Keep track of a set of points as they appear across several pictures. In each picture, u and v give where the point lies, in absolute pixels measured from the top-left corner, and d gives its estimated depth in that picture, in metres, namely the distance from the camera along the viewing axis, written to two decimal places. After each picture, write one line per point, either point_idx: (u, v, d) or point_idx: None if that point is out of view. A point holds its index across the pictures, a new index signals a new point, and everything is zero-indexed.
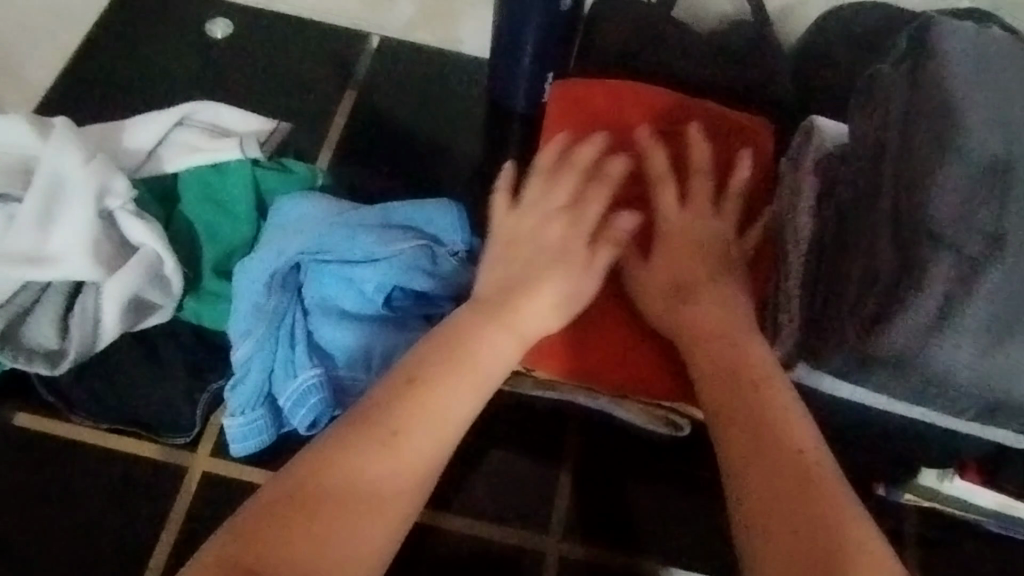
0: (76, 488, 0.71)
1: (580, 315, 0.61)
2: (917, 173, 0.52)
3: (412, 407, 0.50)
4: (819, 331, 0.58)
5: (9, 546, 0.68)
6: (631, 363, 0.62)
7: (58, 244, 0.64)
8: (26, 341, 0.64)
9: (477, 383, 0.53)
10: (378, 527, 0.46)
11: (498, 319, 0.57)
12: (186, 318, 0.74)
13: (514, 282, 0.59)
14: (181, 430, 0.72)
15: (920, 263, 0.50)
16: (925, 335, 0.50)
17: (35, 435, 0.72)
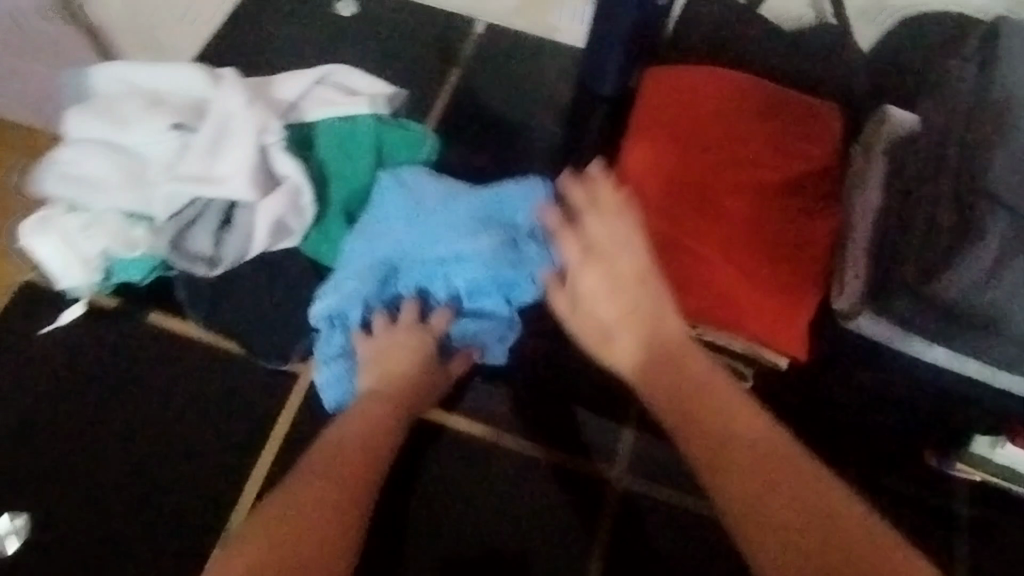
0: (208, 381, 0.84)
1: (675, 259, 0.68)
2: (982, 143, 0.61)
3: (389, 377, 0.73)
4: (881, 283, 0.64)
5: (153, 423, 0.82)
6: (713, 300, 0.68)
7: (223, 169, 0.74)
8: (190, 248, 0.75)
9: (421, 353, 0.74)
10: (360, 492, 0.65)
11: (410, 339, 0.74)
12: (307, 252, 0.83)
13: (396, 367, 0.73)
14: (299, 342, 0.84)
15: (978, 216, 0.58)
16: (981, 277, 0.58)
17: (179, 341, 0.85)
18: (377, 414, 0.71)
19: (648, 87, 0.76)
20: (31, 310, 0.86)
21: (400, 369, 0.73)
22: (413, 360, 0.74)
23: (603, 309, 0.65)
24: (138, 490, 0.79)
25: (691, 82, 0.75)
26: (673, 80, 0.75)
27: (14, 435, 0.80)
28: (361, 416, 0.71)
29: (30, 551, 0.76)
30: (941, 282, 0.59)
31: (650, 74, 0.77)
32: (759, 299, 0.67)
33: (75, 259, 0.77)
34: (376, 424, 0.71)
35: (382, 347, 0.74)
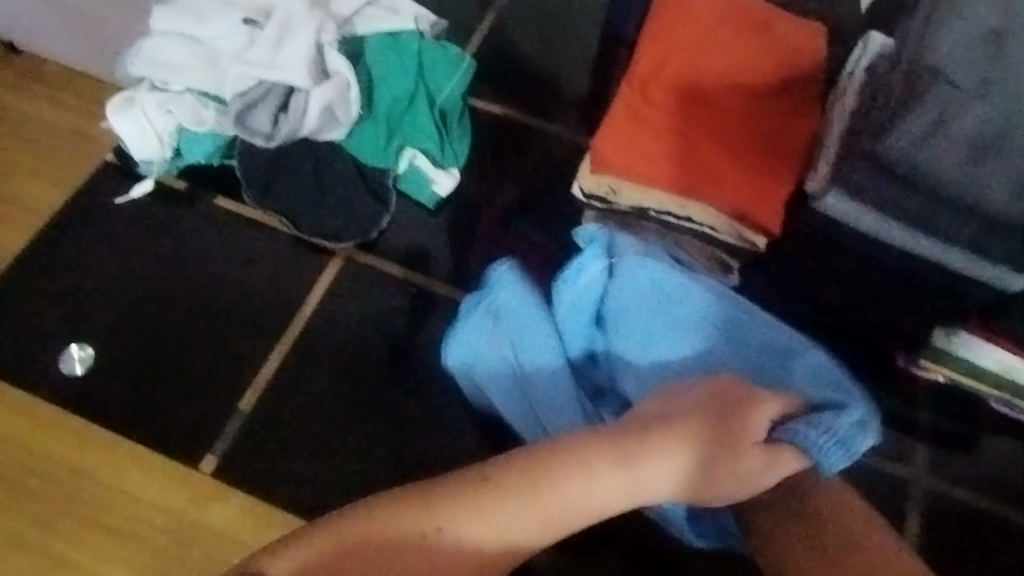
0: (256, 255, 0.96)
1: (669, 146, 0.81)
2: (939, 27, 0.68)
3: (465, 500, 0.63)
4: (845, 163, 0.75)
5: (207, 286, 0.94)
6: (697, 181, 0.81)
7: (283, 59, 0.87)
8: (252, 124, 0.88)
9: (537, 517, 0.64)
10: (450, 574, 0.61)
11: (523, 505, 0.64)
12: (348, 149, 0.95)
13: (493, 500, 0.64)
14: (342, 233, 0.95)
15: (925, 86, 0.67)
16: (923, 134, 0.67)
17: (235, 217, 0.97)
18: (495, 511, 0.63)
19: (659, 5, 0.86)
20: (109, 182, 0.98)
21: (501, 491, 0.64)
22: (533, 523, 0.64)
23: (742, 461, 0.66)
24: (195, 338, 0.92)
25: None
26: None
27: (91, 286, 0.93)
28: (503, 504, 0.63)
29: (105, 381, 0.89)
30: (887, 140, 0.69)
31: None
32: (737, 180, 0.80)
33: (151, 134, 0.90)
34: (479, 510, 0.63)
35: (502, 508, 0.63)
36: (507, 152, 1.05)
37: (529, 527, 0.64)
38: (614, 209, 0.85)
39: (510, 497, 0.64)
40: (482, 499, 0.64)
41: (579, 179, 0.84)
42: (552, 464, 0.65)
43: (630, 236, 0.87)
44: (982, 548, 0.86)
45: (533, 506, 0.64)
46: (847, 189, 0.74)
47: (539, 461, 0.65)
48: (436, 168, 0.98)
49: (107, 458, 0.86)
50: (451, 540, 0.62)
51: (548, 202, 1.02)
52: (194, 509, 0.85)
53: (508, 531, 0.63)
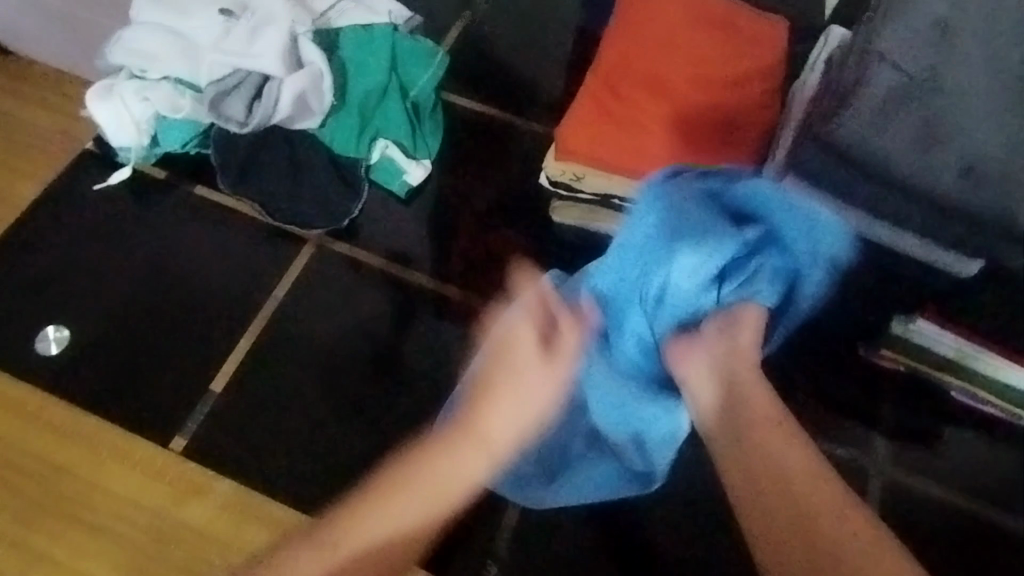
0: (229, 242, 0.97)
1: (631, 134, 0.83)
2: (885, 18, 0.71)
3: (410, 472, 0.66)
4: (797, 150, 0.77)
5: (181, 271, 0.96)
6: (658, 168, 0.82)
7: (258, 49, 0.89)
8: (226, 112, 0.90)
9: (482, 451, 0.68)
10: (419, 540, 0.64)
11: (471, 443, 0.68)
12: (322, 139, 0.96)
13: (447, 476, 0.66)
14: (315, 221, 0.97)
15: (872, 73, 0.70)
16: (872, 118, 0.70)
17: (210, 204, 0.99)
18: (440, 477, 0.66)
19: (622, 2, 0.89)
20: (89, 169, 1.00)
21: (425, 465, 0.66)
22: (473, 477, 0.67)
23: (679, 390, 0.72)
24: (168, 322, 0.93)
25: None
26: None
27: (69, 270, 0.95)
28: (440, 469, 0.66)
29: (79, 362, 0.90)
30: (837, 124, 0.71)
31: None
32: (698, 167, 0.82)
33: (129, 120, 0.92)
34: (436, 480, 0.65)
35: (452, 461, 0.67)
36: (480, 145, 1.07)
37: (467, 483, 0.67)
38: (579, 196, 0.88)
39: (452, 453, 0.67)
40: (406, 486, 0.64)
41: (545, 164, 0.87)
42: (485, 405, 0.70)
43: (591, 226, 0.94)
44: (940, 536, 0.87)
45: (473, 446, 0.68)
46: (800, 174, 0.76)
47: (465, 421, 0.70)
48: (407, 158, 0.99)
49: (88, 455, 0.83)
50: (413, 506, 0.64)
51: (519, 194, 1.03)
52: (171, 507, 0.81)
53: (460, 481, 0.66)
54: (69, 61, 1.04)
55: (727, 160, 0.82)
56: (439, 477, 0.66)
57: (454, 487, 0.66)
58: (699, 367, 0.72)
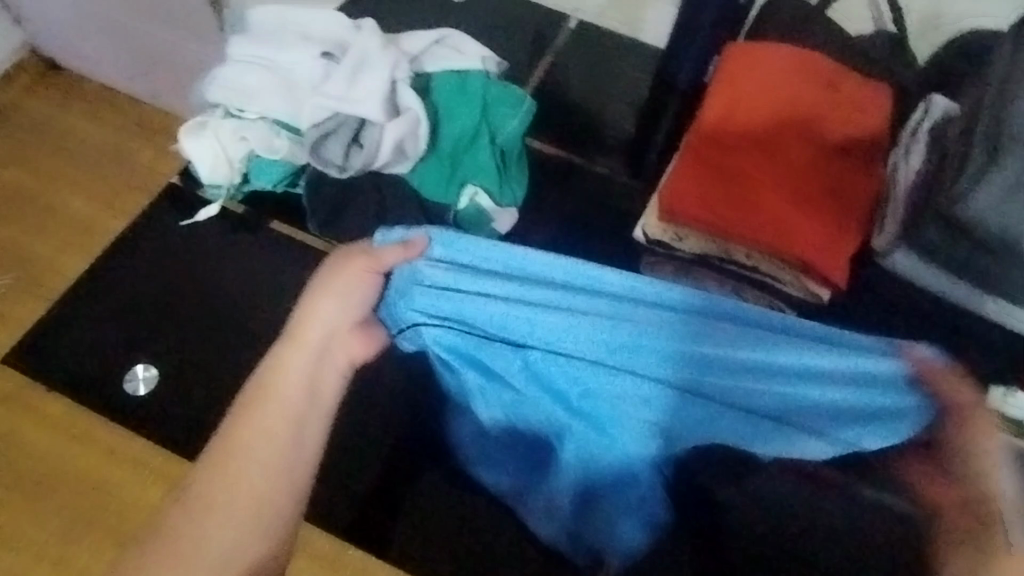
0: (315, 282, 0.97)
1: (739, 196, 0.82)
2: (1012, 98, 0.70)
3: (217, 451, 0.59)
4: (913, 223, 0.78)
5: (265, 311, 0.95)
6: (765, 230, 0.81)
7: (359, 92, 0.89)
8: (324, 155, 0.89)
9: (268, 443, 0.59)
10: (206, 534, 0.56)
11: (257, 402, 0.61)
12: (412, 183, 0.96)
13: (229, 461, 0.59)
14: None
15: (1003, 153, 0.67)
16: (1000, 200, 0.67)
17: (299, 244, 0.99)
18: (239, 480, 0.58)
19: (725, 64, 0.89)
20: (177, 205, 1.00)
21: (235, 450, 0.59)
22: (263, 468, 0.59)
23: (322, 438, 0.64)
24: (251, 362, 0.92)
25: (764, 57, 0.88)
26: (749, 54, 0.88)
27: (157, 307, 0.94)
28: (244, 458, 0.59)
29: (167, 403, 0.89)
30: (964, 204, 0.69)
31: (731, 48, 0.90)
32: (805, 231, 0.81)
33: (223, 159, 0.92)
34: (236, 458, 0.59)
35: (235, 455, 0.59)
36: (562, 192, 1.06)
37: (252, 500, 0.58)
38: (676, 254, 0.88)
39: (265, 412, 0.60)
40: (225, 463, 0.59)
41: (645, 220, 0.88)
42: (273, 376, 0.62)
43: (686, 282, 0.90)
44: None
45: (271, 404, 0.61)
46: (914, 247, 0.78)
47: (265, 381, 0.62)
48: (495, 206, 0.99)
49: (140, 480, 0.86)
50: (250, 494, 0.58)
51: (603, 242, 1.02)
52: None
53: (243, 486, 0.58)
54: (127, 82, 1.06)
55: (837, 226, 0.81)
56: (226, 471, 0.58)
57: (237, 501, 0.58)
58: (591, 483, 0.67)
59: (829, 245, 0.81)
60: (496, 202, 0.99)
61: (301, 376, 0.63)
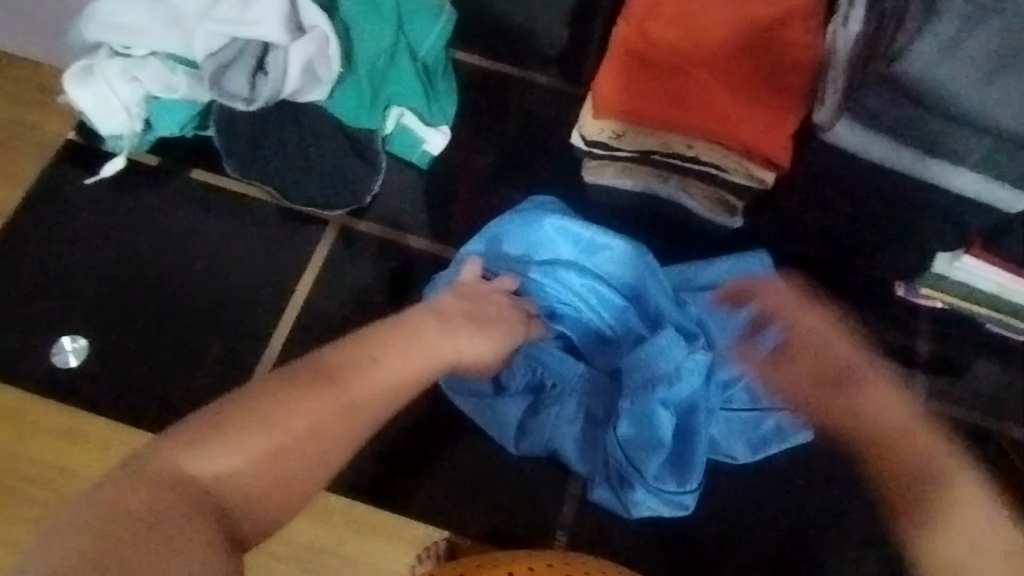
0: (243, 227, 0.91)
1: (672, 85, 0.79)
2: None
3: (375, 348, 0.65)
4: (854, 90, 0.74)
5: (194, 265, 0.90)
6: (700, 117, 0.79)
7: (255, 14, 0.80)
8: (228, 87, 0.83)
9: (414, 370, 0.67)
10: (342, 422, 0.60)
11: (416, 330, 0.69)
12: (332, 112, 0.88)
13: (381, 361, 0.65)
14: (334, 206, 0.90)
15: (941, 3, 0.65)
16: (938, 54, 0.65)
17: (218, 191, 0.92)
18: (387, 377, 0.64)
19: None
20: (78, 161, 0.92)
21: (358, 357, 0.64)
22: (410, 383, 0.66)
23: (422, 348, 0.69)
24: (186, 318, 0.87)
25: None
26: None
27: (73, 275, 0.88)
28: (399, 350, 0.67)
29: (104, 372, 0.85)
30: (899, 64, 0.67)
31: None
32: (741, 113, 0.79)
33: (117, 104, 0.84)
34: (380, 376, 0.64)
35: (363, 368, 0.63)
36: (494, 104, 0.97)
37: (378, 410, 0.62)
38: (617, 153, 0.85)
39: (415, 346, 0.68)
40: (356, 375, 0.62)
41: (581, 123, 0.84)
42: (425, 322, 0.71)
43: (629, 183, 0.89)
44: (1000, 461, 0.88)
45: (410, 346, 0.67)
46: (858, 116, 0.75)
47: (418, 317, 0.71)
48: (425, 126, 0.92)
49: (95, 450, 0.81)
50: (369, 403, 0.62)
51: (539, 151, 0.95)
52: None
53: (392, 390, 0.64)
54: None
55: (776, 103, 0.78)
56: (387, 381, 0.64)
57: (376, 406, 0.62)
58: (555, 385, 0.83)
59: (767, 123, 0.79)
60: (426, 120, 0.92)
61: (441, 350, 0.70)
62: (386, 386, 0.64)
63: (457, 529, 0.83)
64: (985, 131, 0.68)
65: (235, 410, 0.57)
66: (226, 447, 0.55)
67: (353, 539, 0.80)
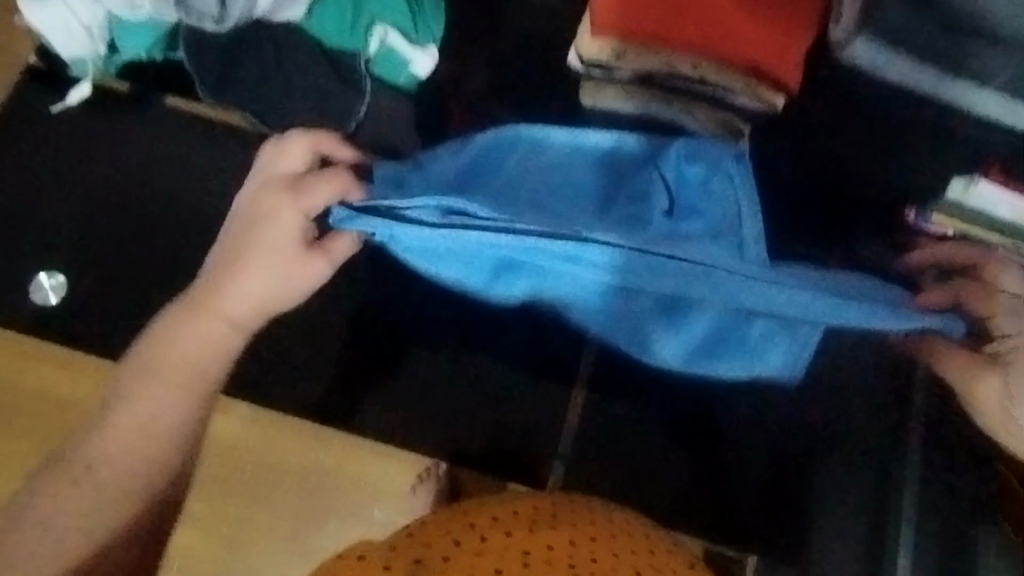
0: (222, 155, 0.87)
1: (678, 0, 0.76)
2: None
3: (180, 318, 0.69)
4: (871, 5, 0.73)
5: (174, 198, 0.86)
6: (710, 31, 0.77)
7: None
8: (195, 5, 0.77)
9: (220, 344, 0.69)
10: (169, 416, 0.67)
11: (190, 324, 0.69)
12: (313, 31, 0.83)
13: (177, 342, 0.68)
14: None
15: None
16: None
17: (192, 118, 0.87)
18: (198, 357, 0.68)
19: None
20: (41, 87, 0.86)
21: (192, 307, 0.69)
22: (215, 362, 0.69)
23: (228, 299, 0.69)
24: (169, 253, 0.85)
25: None
26: None
27: (49, 208, 0.84)
28: (192, 345, 0.69)
29: (84, 307, 0.83)
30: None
31: None
32: (754, 26, 0.76)
33: (77, 25, 0.78)
34: (186, 365, 0.68)
35: (185, 333, 0.69)
36: (487, 19, 0.90)
37: (141, 423, 0.66)
38: (615, 74, 0.80)
39: (214, 296, 0.69)
40: (181, 331, 0.69)
41: (578, 42, 0.79)
42: (218, 288, 0.69)
43: (627, 108, 0.82)
44: None
45: (219, 301, 0.69)
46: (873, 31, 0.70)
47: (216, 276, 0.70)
48: (411, 46, 0.85)
49: None
50: (188, 360, 0.68)
51: (532, 70, 0.89)
52: None
53: (213, 352, 0.69)
54: None
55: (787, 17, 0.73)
56: (173, 358, 0.68)
57: (135, 431, 0.66)
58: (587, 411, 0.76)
59: (784, 40, 0.77)
60: (412, 40, 0.85)
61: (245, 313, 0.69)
62: (204, 366, 0.69)
63: (457, 461, 0.83)
64: None
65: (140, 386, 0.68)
66: (125, 415, 0.67)
67: (349, 460, 0.80)
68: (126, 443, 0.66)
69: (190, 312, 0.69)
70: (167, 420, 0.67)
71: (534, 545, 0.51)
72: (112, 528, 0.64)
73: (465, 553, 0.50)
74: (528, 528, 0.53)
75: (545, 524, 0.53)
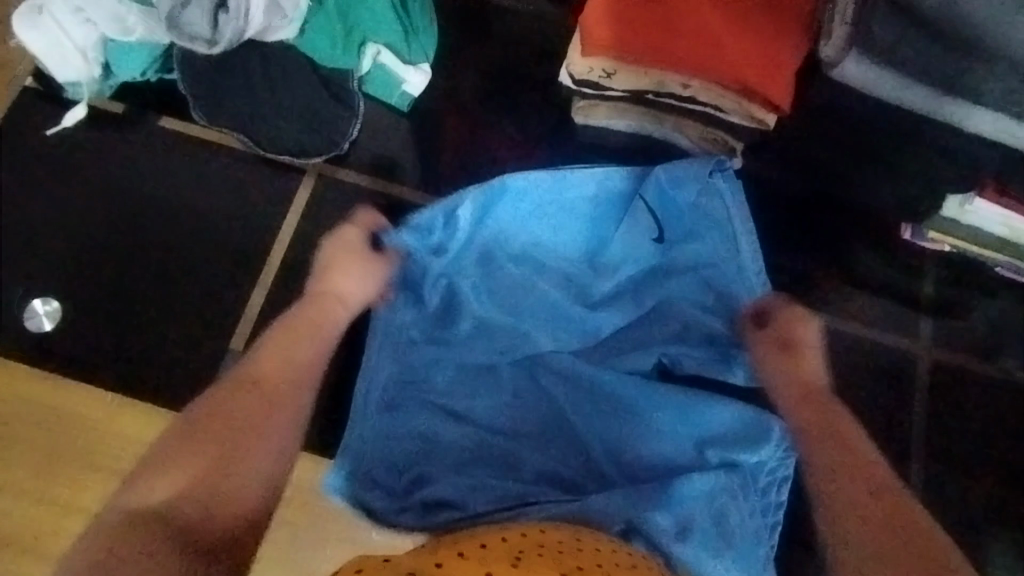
0: (215, 178, 0.87)
1: (663, 21, 0.75)
2: None
3: (280, 342, 0.68)
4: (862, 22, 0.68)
5: (167, 220, 0.86)
6: (696, 56, 0.75)
7: None
8: (187, 26, 0.77)
9: (310, 371, 0.68)
10: (278, 418, 0.62)
11: (290, 344, 0.69)
12: (304, 51, 0.83)
13: (277, 365, 0.66)
14: (308, 154, 0.86)
15: None
16: None
17: (186, 139, 0.87)
18: (294, 373, 0.66)
19: None
20: (37, 110, 0.87)
21: (296, 337, 0.69)
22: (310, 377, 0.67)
23: (315, 321, 0.72)
24: (162, 276, 0.85)
25: None
26: None
27: (43, 231, 0.85)
28: (281, 361, 0.67)
29: (77, 327, 0.83)
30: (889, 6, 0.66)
31: None
32: (740, 46, 0.74)
33: (72, 50, 0.79)
34: (286, 385, 0.65)
35: (293, 354, 0.68)
36: (480, 37, 0.90)
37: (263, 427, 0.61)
38: (607, 93, 0.81)
39: (312, 330, 0.71)
40: (289, 352, 0.68)
41: (568, 62, 0.79)
42: (315, 317, 0.72)
43: (622, 126, 0.84)
44: (1005, 408, 0.86)
45: (315, 331, 0.71)
46: (867, 50, 0.69)
47: (320, 304, 0.73)
48: (403, 64, 0.86)
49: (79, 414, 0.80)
50: (286, 384, 0.65)
51: (524, 90, 0.89)
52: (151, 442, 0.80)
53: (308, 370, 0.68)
54: None
55: (774, 38, 0.73)
56: (283, 369, 0.66)
57: (252, 445, 0.60)
58: (592, 456, 0.76)
59: (774, 62, 0.74)
60: (403, 60, 0.85)
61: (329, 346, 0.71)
62: (296, 381, 0.66)
63: None
64: (1007, 66, 0.65)
65: (217, 416, 0.61)
66: (256, 438, 0.60)
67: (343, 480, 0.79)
68: (210, 449, 0.59)
69: (280, 335, 0.69)
70: (279, 435, 0.61)
71: (522, 568, 0.49)
72: (164, 499, 0.55)
73: (454, 567, 0.49)
74: (517, 556, 0.52)
75: (533, 553, 0.52)
